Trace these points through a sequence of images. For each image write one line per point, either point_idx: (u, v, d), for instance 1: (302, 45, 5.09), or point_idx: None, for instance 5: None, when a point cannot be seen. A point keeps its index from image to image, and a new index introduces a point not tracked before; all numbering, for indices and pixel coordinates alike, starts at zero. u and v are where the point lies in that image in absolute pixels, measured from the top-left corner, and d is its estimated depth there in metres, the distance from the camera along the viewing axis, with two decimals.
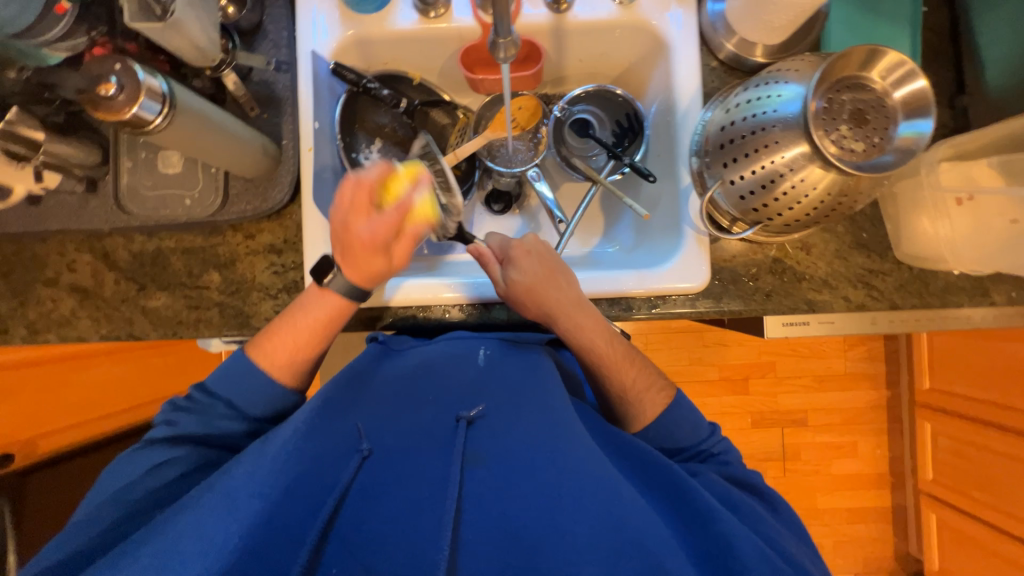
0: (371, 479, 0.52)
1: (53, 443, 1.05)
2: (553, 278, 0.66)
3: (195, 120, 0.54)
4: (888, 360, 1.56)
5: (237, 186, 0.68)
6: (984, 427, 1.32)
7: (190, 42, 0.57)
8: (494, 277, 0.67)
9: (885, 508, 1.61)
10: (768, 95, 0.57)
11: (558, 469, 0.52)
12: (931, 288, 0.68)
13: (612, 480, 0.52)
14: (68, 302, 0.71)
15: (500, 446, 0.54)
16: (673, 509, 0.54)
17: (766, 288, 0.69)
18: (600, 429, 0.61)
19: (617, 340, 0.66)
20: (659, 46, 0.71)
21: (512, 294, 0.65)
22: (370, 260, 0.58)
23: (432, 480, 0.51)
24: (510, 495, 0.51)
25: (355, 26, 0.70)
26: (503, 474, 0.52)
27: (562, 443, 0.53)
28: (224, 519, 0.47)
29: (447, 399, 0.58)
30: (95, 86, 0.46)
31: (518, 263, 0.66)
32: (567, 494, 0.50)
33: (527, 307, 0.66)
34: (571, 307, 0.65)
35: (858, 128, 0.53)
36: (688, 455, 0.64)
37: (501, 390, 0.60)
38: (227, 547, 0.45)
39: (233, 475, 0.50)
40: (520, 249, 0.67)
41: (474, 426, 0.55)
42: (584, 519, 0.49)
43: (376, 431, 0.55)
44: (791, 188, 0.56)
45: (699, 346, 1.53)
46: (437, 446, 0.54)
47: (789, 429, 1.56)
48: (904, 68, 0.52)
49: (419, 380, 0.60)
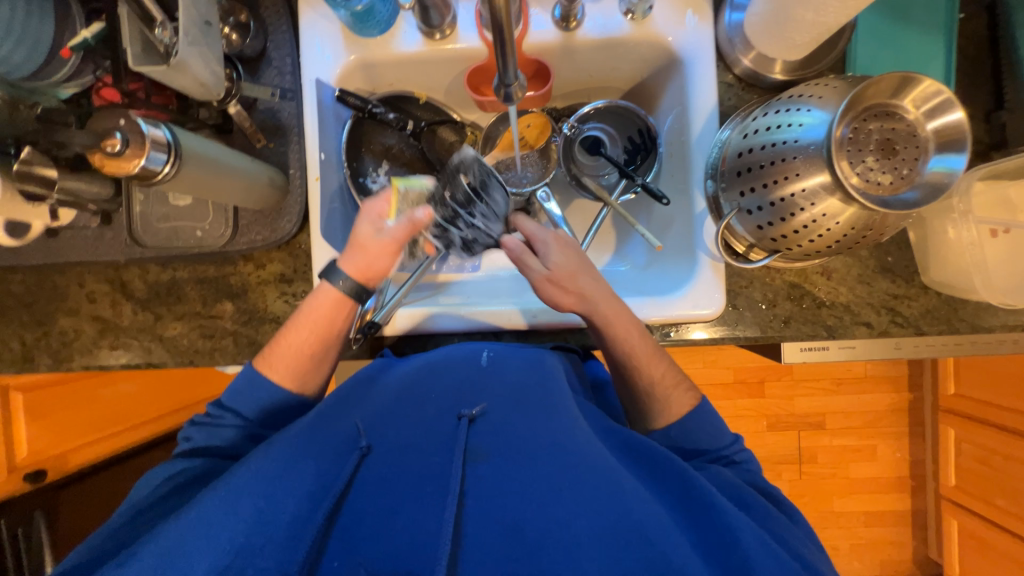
0: (371, 473, 0.53)
1: (82, 456, 1.08)
2: (589, 268, 0.63)
3: (202, 164, 0.54)
4: (911, 364, 1.52)
5: (247, 217, 0.68)
6: (1012, 435, 1.28)
7: (194, 80, 0.56)
8: (530, 270, 0.62)
9: (904, 511, 1.58)
10: (788, 123, 0.54)
11: (557, 466, 0.52)
12: (959, 313, 0.66)
13: (612, 473, 0.51)
14: (89, 331, 0.72)
15: (499, 442, 0.55)
16: (676, 501, 0.52)
17: (784, 314, 0.67)
18: (608, 428, 0.59)
19: (643, 334, 0.63)
20: (673, 63, 0.68)
21: (556, 281, 0.61)
22: (369, 258, 0.61)
23: (433, 475, 0.52)
24: (510, 489, 0.51)
25: (358, 51, 0.68)
26: (504, 468, 0.53)
27: (561, 440, 0.54)
28: (226, 515, 0.48)
29: (449, 398, 0.59)
30: (100, 143, 0.46)
31: (556, 253, 0.62)
32: (563, 487, 0.51)
33: (569, 294, 0.61)
34: (607, 302, 0.61)
35: (886, 160, 0.50)
36: (691, 451, 0.61)
37: (504, 388, 0.60)
38: (232, 544, 0.47)
39: (239, 471, 0.52)
40: (556, 240, 0.63)
41: (475, 423, 0.56)
42: (586, 514, 0.49)
43: (377, 428, 0.57)
44: (812, 222, 0.54)
45: (714, 351, 1.51)
46: (437, 443, 0.55)
47: (806, 433, 1.54)
48: (938, 97, 0.49)
49: (422, 379, 0.61)
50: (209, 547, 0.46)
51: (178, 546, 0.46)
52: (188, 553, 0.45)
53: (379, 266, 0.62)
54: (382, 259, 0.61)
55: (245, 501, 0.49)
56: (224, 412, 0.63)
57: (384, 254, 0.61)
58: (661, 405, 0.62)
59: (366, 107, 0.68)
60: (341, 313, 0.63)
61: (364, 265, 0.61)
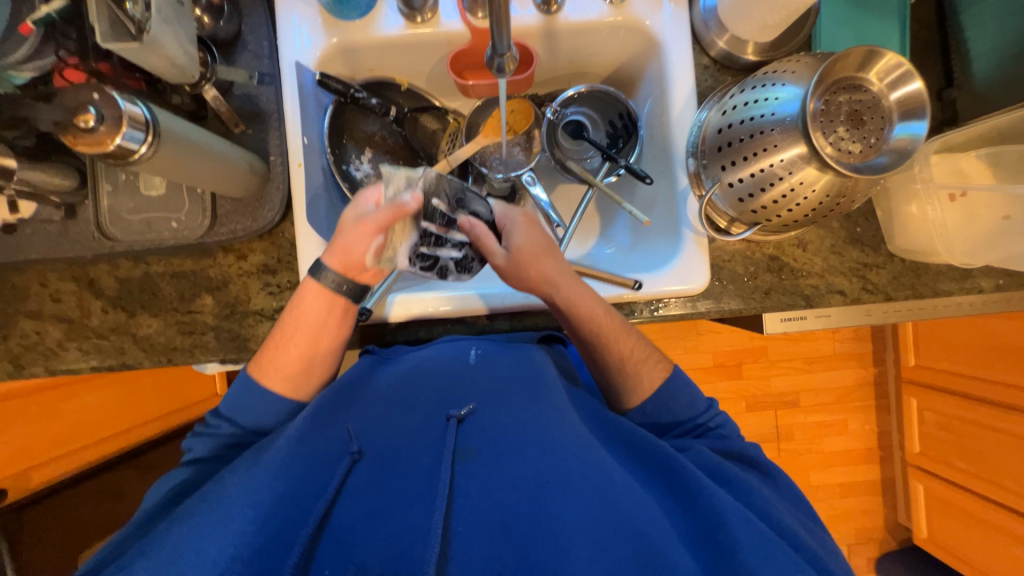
0: (361, 478, 0.51)
1: (48, 472, 1.02)
2: (554, 250, 0.64)
3: (180, 144, 0.52)
4: (875, 340, 1.60)
5: (226, 206, 0.66)
6: (971, 401, 1.36)
7: (167, 60, 0.53)
8: (493, 253, 0.61)
9: (876, 481, 1.67)
10: (764, 97, 0.56)
11: (547, 457, 0.52)
12: (923, 278, 0.70)
13: (600, 465, 0.52)
14: (54, 333, 0.68)
15: (490, 439, 0.53)
16: (667, 489, 0.54)
17: (765, 285, 0.69)
18: (601, 417, 0.60)
19: (613, 313, 0.64)
20: (651, 46, 0.70)
21: (514, 264, 0.62)
22: (344, 242, 0.56)
23: (422, 474, 0.50)
24: (499, 485, 0.50)
25: (338, 34, 0.67)
26: (496, 463, 0.51)
27: (550, 433, 0.54)
28: (218, 529, 0.46)
29: (438, 398, 0.57)
30: (73, 118, 0.43)
31: (520, 231, 0.64)
32: (553, 477, 0.50)
33: (526, 276, 0.62)
34: (568, 279, 0.62)
35: (854, 129, 0.54)
36: (686, 431, 0.63)
37: (489, 384, 0.59)
38: (222, 556, 0.45)
39: (229, 486, 0.50)
40: (521, 219, 0.65)
41: (465, 424, 0.54)
42: (575, 507, 0.48)
43: (368, 433, 0.55)
44: (790, 190, 0.56)
45: (694, 335, 1.55)
46: (425, 445, 0.53)
47: (782, 411, 1.60)
48: (899, 70, 0.53)
49: (410, 381, 0.59)
50: (200, 560, 0.45)
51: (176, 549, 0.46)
52: (187, 554, 0.45)
53: (357, 252, 0.57)
54: (354, 245, 0.56)
55: (236, 514, 0.47)
56: (214, 423, 0.60)
57: (360, 236, 0.56)
58: (634, 383, 0.63)
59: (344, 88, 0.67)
60: (337, 309, 0.61)
61: (343, 253, 0.57)
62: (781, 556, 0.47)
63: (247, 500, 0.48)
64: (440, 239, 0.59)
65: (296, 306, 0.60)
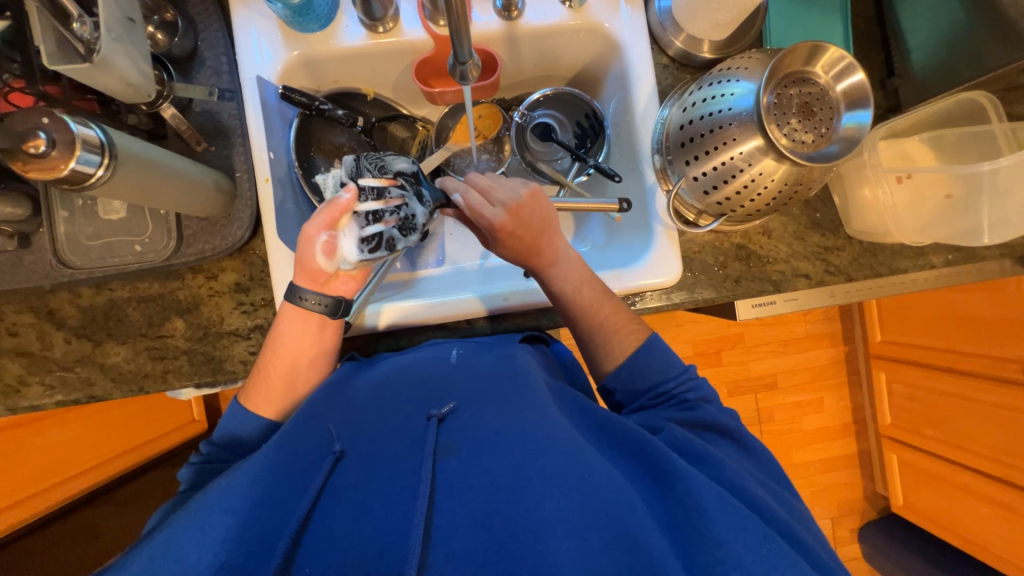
0: (341, 482, 0.49)
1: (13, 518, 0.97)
2: (538, 247, 0.63)
3: (140, 166, 0.51)
4: (843, 319, 1.67)
5: (192, 226, 0.64)
6: (934, 371, 1.44)
7: (121, 80, 0.52)
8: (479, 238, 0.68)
9: (853, 454, 1.74)
10: (721, 93, 0.59)
11: (527, 447, 0.51)
12: (880, 258, 0.74)
13: (580, 453, 0.51)
14: (14, 368, 0.65)
15: (472, 435, 0.53)
16: (645, 473, 0.53)
17: (735, 274, 0.72)
18: (583, 409, 0.61)
19: (605, 295, 0.65)
20: (612, 48, 0.72)
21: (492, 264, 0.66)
22: (301, 259, 0.58)
23: (402, 477, 0.49)
24: (480, 478, 0.49)
25: (299, 46, 0.66)
26: (476, 459, 0.50)
27: (530, 426, 0.53)
28: (197, 539, 0.44)
29: (419, 397, 0.58)
30: (21, 144, 0.42)
31: (505, 233, 0.61)
32: (533, 470, 0.49)
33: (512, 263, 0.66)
34: (551, 269, 0.65)
35: (806, 121, 0.57)
36: (656, 399, 0.63)
37: (471, 381, 0.60)
38: (201, 562, 0.43)
39: (212, 488, 0.49)
40: (507, 217, 0.60)
41: (445, 422, 0.54)
42: (556, 497, 0.47)
43: (351, 436, 0.54)
44: (750, 182, 0.58)
45: (673, 326, 1.59)
46: (407, 444, 0.52)
47: (762, 394, 1.65)
48: (843, 62, 0.56)
49: (394, 384, 0.60)
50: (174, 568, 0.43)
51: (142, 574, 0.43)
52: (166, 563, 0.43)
53: (311, 266, 0.57)
54: (308, 258, 0.57)
55: (216, 519, 0.45)
56: (205, 451, 0.60)
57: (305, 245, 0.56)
58: (607, 351, 0.65)
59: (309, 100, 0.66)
60: (315, 326, 0.61)
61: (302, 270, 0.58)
62: (768, 543, 0.46)
63: (225, 505, 0.46)
64: (379, 213, 0.57)
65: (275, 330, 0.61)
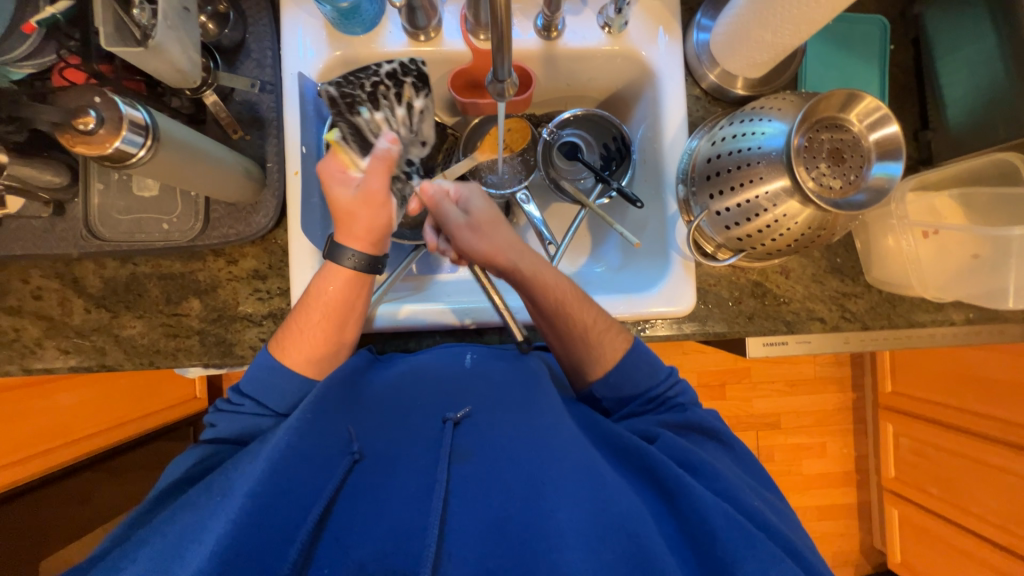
0: (360, 483, 0.50)
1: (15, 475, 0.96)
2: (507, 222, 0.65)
3: (179, 150, 0.52)
4: (854, 365, 1.64)
5: (219, 210, 0.66)
6: (945, 428, 1.40)
7: (171, 66, 0.54)
8: (449, 216, 0.63)
9: (852, 505, 1.69)
10: (752, 132, 0.59)
11: (540, 460, 0.52)
12: (898, 310, 0.73)
13: (592, 468, 0.51)
14: (33, 330, 0.66)
15: (487, 443, 0.54)
16: (653, 490, 0.53)
17: (749, 310, 0.71)
18: (591, 422, 0.60)
19: (601, 316, 0.63)
20: (646, 75, 0.73)
21: (472, 227, 0.63)
22: (363, 221, 0.58)
23: (418, 476, 0.51)
24: (492, 485, 0.50)
25: (342, 47, 0.68)
26: (490, 466, 0.51)
27: (544, 438, 0.54)
28: (218, 519, 0.44)
29: (431, 399, 0.58)
30: (71, 120, 0.44)
31: (476, 201, 0.65)
32: (547, 481, 0.50)
33: (485, 244, 0.62)
34: (529, 252, 0.63)
35: (836, 166, 0.57)
36: (647, 404, 0.64)
37: (486, 387, 0.60)
38: (216, 545, 0.41)
39: (232, 480, 0.48)
40: (476, 191, 0.66)
41: (461, 427, 0.55)
42: (569, 507, 0.48)
43: (370, 438, 0.54)
44: (774, 222, 0.58)
45: (679, 354, 1.57)
46: (422, 447, 0.53)
47: (763, 433, 1.62)
48: (878, 113, 0.56)
49: (406, 385, 0.60)
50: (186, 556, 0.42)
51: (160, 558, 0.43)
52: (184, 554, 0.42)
53: (379, 222, 0.59)
54: (377, 217, 0.58)
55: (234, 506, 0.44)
56: (236, 400, 0.59)
57: (365, 205, 0.58)
58: (597, 355, 0.63)
59: (412, 71, 0.68)
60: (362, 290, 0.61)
61: (366, 231, 0.58)
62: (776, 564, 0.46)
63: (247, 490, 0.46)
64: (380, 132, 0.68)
65: (319, 290, 0.59)
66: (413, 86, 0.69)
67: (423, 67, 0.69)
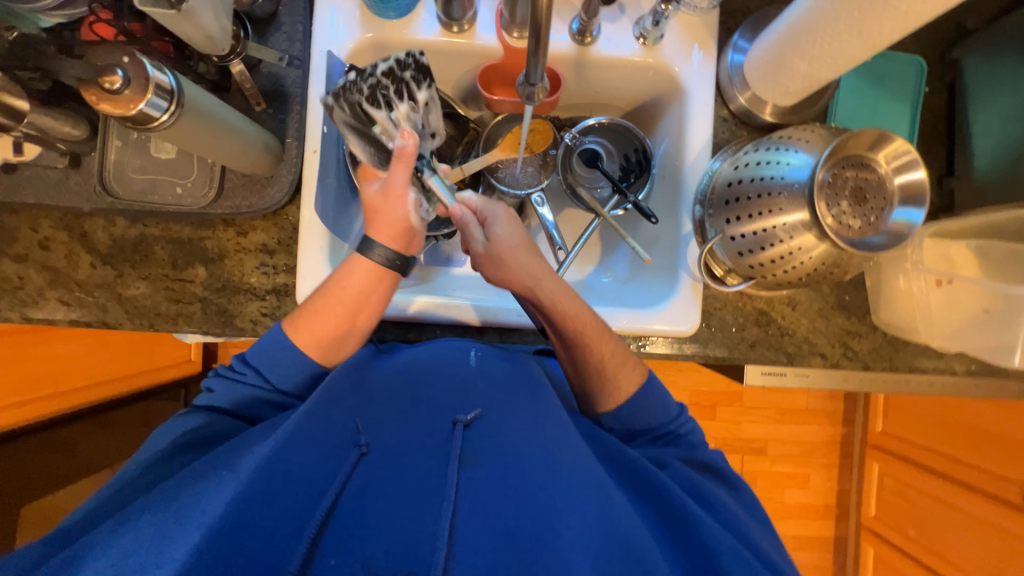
0: (369, 475, 0.51)
1: (10, 417, 0.96)
2: (533, 246, 0.62)
3: (202, 117, 0.52)
4: (847, 401, 1.63)
5: (234, 180, 0.66)
6: (930, 474, 1.40)
7: (201, 31, 0.53)
8: (473, 240, 0.61)
9: (828, 538, 1.69)
10: (776, 161, 0.58)
11: (546, 473, 0.52)
12: (901, 353, 0.72)
13: (603, 487, 0.52)
14: (37, 280, 0.67)
15: (496, 449, 0.54)
16: (659, 519, 0.54)
17: (751, 338, 0.71)
18: (595, 438, 0.61)
19: (603, 327, 0.63)
20: (675, 91, 0.72)
21: (492, 255, 0.60)
22: (386, 217, 0.58)
23: (428, 476, 0.51)
24: (501, 493, 0.51)
25: (374, 30, 0.67)
26: (499, 474, 0.52)
27: (551, 448, 0.54)
28: (224, 494, 0.44)
29: (442, 399, 0.58)
30: (98, 77, 0.43)
31: (502, 224, 0.62)
32: (557, 497, 0.50)
33: (507, 271, 0.61)
34: (552, 281, 0.61)
35: (857, 206, 0.56)
36: (656, 439, 0.63)
37: (496, 391, 0.60)
38: (222, 517, 0.42)
39: (241, 457, 0.49)
40: (503, 212, 0.63)
41: (470, 429, 0.55)
42: (577, 523, 0.48)
43: (375, 430, 0.55)
44: (788, 254, 0.58)
45: (674, 371, 1.57)
46: (432, 448, 0.54)
47: (749, 458, 1.62)
48: (907, 156, 0.55)
49: (415, 381, 0.60)
50: (199, 524, 0.42)
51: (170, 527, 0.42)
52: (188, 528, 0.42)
53: (399, 218, 0.58)
54: (396, 211, 0.58)
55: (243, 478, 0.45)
56: (238, 369, 0.60)
57: (391, 201, 0.57)
58: (613, 387, 0.63)
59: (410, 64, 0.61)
60: (387, 285, 0.60)
61: (389, 228, 0.58)
62: None
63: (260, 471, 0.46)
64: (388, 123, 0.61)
65: (346, 278, 0.58)
66: (414, 81, 0.62)
67: (420, 59, 0.62)
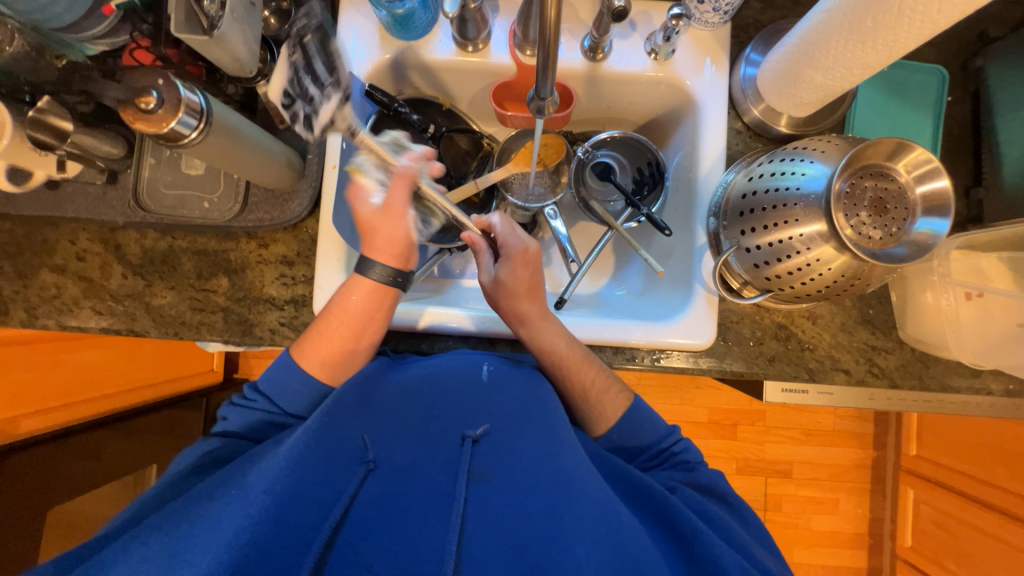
0: (378, 489, 0.52)
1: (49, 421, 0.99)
2: (535, 291, 0.65)
3: (230, 136, 0.55)
4: (877, 423, 1.56)
5: (258, 195, 0.69)
6: (968, 502, 1.31)
7: (229, 54, 0.56)
8: (482, 267, 0.65)
9: (861, 569, 1.59)
10: (792, 171, 0.57)
11: (557, 491, 0.51)
12: (931, 370, 0.69)
13: (612, 504, 0.50)
14: (73, 289, 0.70)
15: (505, 463, 0.54)
16: (668, 535, 0.52)
17: (770, 353, 0.69)
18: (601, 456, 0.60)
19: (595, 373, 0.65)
20: (689, 104, 0.72)
21: (492, 290, 0.65)
22: (383, 234, 0.60)
23: (437, 492, 0.51)
24: (512, 512, 0.50)
25: (393, 51, 0.70)
26: (508, 490, 0.52)
27: (560, 465, 0.53)
28: (235, 511, 0.44)
29: (453, 415, 0.58)
30: (136, 98, 0.46)
31: (512, 265, 0.64)
32: (567, 513, 0.49)
33: (501, 307, 0.65)
34: (546, 326, 0.63)
35: (877, 217, 0.55)
36: (651, 458, 0.63)
37: (506, 406, 0.60)
38: (234, 540, 0.42)
39: (250, 472, 0.49)
40: (520, 255, 0.64)
41: (478, 445, 0.55)
42: (587, 543, 0.47)
43: (384, 444, 0.55)
44: (806, 265, 0.57)
45: (691, 388, 1.53)
46: (441, 463, 0.54)
47: (773, 480, 1.56)
48: (928, 165, 0.54)
49: (425, 392, 0.60)
50: (212, 543, 0.42)
51: (184, 539, 0.43)
52: (190, 554, 0.42)
53: (399, 236, 0.60)
54: (396, 229, 0.60)
55: (253, 498, 0.45)
56: (249, 397, 0.61)
57: (389, 217, 0.59)
58: (598, 413, 0.64)
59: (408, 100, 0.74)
60: (386, 302, 0.61)
61: (392, 251, 0.60)
62: None
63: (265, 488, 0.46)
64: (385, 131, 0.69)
65: (344, 300, 0.60)
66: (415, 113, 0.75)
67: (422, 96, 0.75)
